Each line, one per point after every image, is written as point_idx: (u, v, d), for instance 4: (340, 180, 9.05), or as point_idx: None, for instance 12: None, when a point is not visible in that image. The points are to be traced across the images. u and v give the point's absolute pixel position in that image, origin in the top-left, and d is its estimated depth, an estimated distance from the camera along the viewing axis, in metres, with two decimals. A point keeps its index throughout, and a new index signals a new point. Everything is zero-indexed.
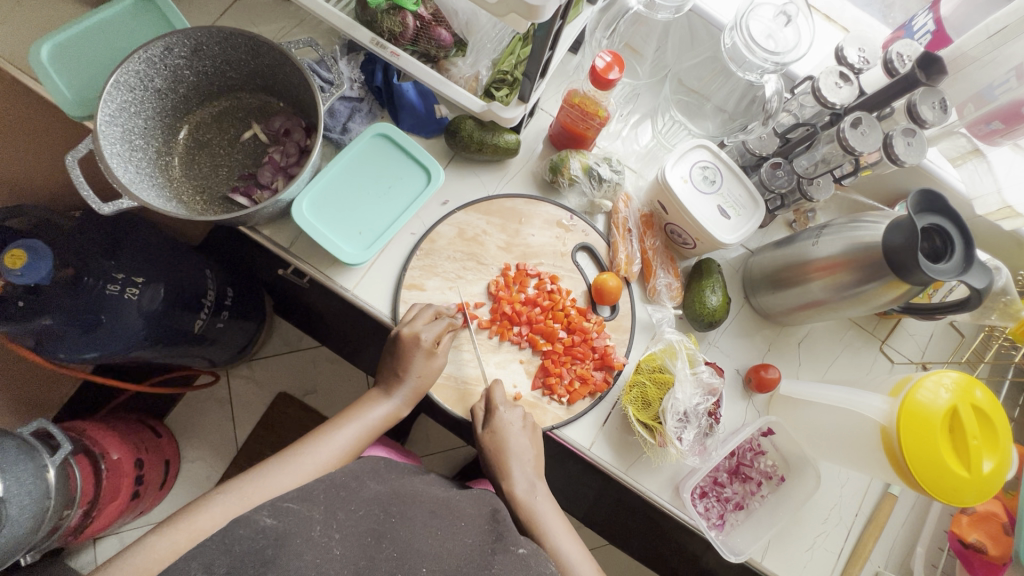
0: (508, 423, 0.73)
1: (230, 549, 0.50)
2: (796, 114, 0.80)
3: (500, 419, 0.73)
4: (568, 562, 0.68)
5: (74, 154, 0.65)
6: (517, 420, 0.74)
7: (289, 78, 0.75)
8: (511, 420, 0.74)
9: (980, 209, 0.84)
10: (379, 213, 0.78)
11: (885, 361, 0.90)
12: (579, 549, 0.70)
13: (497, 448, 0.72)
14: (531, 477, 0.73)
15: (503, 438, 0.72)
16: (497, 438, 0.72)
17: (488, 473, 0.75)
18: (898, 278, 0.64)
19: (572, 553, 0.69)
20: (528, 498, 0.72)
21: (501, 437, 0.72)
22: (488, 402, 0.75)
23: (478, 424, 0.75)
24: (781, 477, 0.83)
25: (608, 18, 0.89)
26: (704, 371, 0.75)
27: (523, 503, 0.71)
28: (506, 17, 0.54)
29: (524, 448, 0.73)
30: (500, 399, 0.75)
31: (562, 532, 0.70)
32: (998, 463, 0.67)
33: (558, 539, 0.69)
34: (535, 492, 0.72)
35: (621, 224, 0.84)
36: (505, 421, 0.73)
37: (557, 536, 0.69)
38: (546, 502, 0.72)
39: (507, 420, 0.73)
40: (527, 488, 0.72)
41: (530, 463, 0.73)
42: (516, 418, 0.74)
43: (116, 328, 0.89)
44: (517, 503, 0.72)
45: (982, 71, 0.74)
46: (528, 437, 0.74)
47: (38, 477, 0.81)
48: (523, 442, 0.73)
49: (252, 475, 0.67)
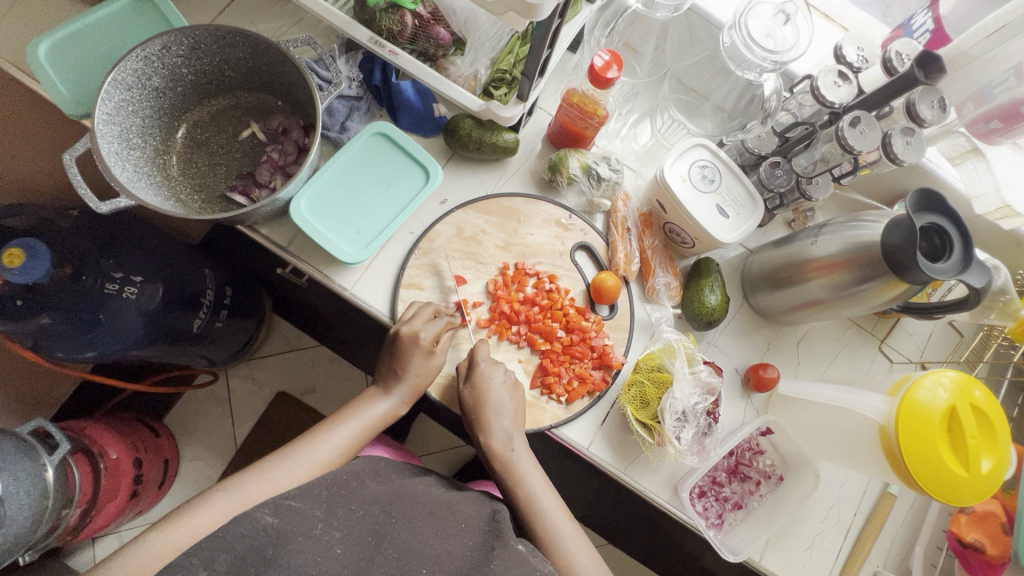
0: (488, 377, 0.74)
1: (231, 547, 0.51)
2: (796, 113, 0.80)
3: (480, 374, 0.74)
4: (540, 511, 0.70)
5: (71, 152, 0.64)
6: (498, 375, 0.75)
7: (288, 77, 0.75)
8: (492, 375, 0.74)
9: (980, 208, 0.83)
10: (377, 213, 0.78)
11: (884, 361, 0.90)
12: (553, 498, 0.72)
13: (476, 402, 0.72)
14: (509, 429, 0.73)
15: (483, 393, 0.73)
16: (477, 394, 0.73)
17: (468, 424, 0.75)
18: (897, 278, 0.64)
19: (546, 503, 0.71)
20: (505, 451, 0.73)
21: (481, 392, 0.72)
22: (472, 359, 0.76)
23: (461, 380, 0.76)
24: (780, 476, 0.83)
25: (607, 17, 0.89)
26: (703, 371, 0.75)
27: (499, 454, 0.72)
28: (505, 16, 0.54)
29: (505, 402, 0.73)
30: (483, 358, 0.76)
31: (537, 482, 0.72)
32: (997, 463, 0.67)
33: (533, 490, 0.71)
34: (514, 445, 0.73)
35: (620, 223, 0.84)
36: (486, 376, 0.74)
37: (532, 488, 0.71)
38: (524, 454, 0.73)
39: (487, 374, 0.74)
40: (505, 441, 0.73)
41: (509, 417, 0.73)
42: (497, 374, 0.75)
43: (114, 327, 0.88)
44: (494, 455, 0.73)
45: (982, 70, 0.74)
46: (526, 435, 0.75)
47: (37, 477, 0.81)
48: (503, 396, 0.73)
49: (251, 473, 0.67)
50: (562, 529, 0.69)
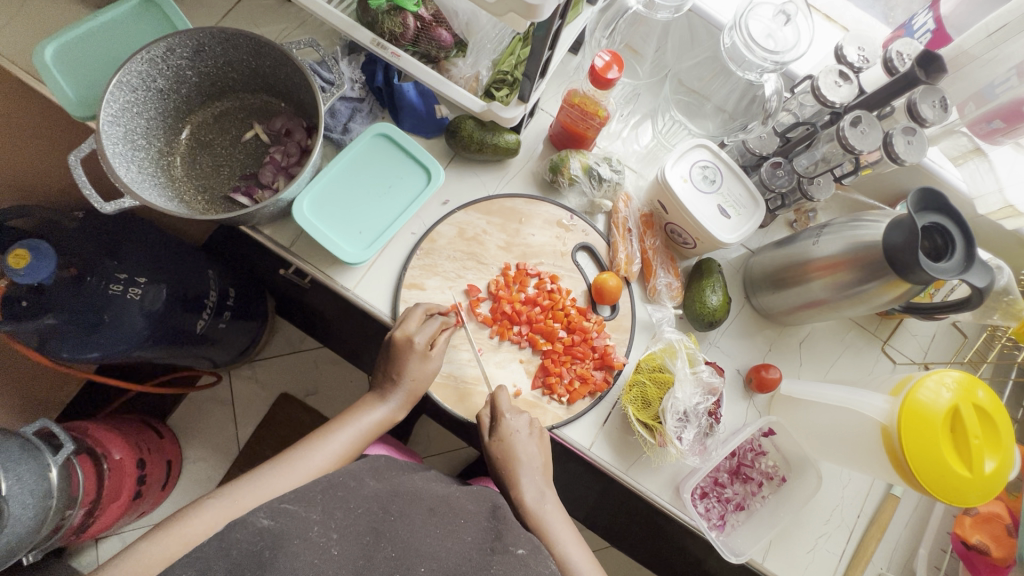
0: (515, 431, 0.73)
1: (228, 553, 0.50)
2: (797, 113, 0.81)
3: (507, 427, 0.73)
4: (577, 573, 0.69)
5: (77, 154, 0.65)
6: (523, 427, 0.74)
7: (291, 79, 0.76)
8: (518, 427, 0.73)
9: (981, 208, 0.83)
10: (379, 213, 0.79)
11: (887, 362, 0.90)
12: (587, 557, 0.72)
13: (506, 456, 0.72)
14: (540, 484, 0.74)
15: (512, 448, 0.72)
16: (506, 447, 0.72)
17: (497, 480, 0.76)
18: (899, 278, 0.63)
19: (565, 538, 0.72)
20: (539, 508, 0.73)
21: (510, 447, 0.72)
22: (494, 410, 0.74)
23: (484, 431, 0.74)
24: (783, 477, 0.82)
25: (607, 18, 0.89)
26: (704, 371, 0.75)
27: (532, 512, 0.72)
28: (505, 17, 0.54)
29: (534, 456, 0.73)
30: (505, 404, 0.74)
31: (571, 541, 0.71)
32: (1001, 463, 0.66)
33: (567, 547, 0.71)
34: (546, 502, 0.73)
35: (620, 224, 0.84)
36: (512, 429, 0.73)
37: (566, 548, 0.70)
38: (554, 509, 0.74)
39: (513, 427, 0.73)
40: (537, 497, 0.73)
41: (538, 470, 0.74)
42: (523, 426, 0.74)
43: (118, 328, 0.89)
44: (527, 513, 0.72)
45: (983, 70, 0.73)
46: (538, 448, 0.74)
47: (40, 477, 0.81)
48: (530, 449, 0.73)
49: (244, 481, 0.68)
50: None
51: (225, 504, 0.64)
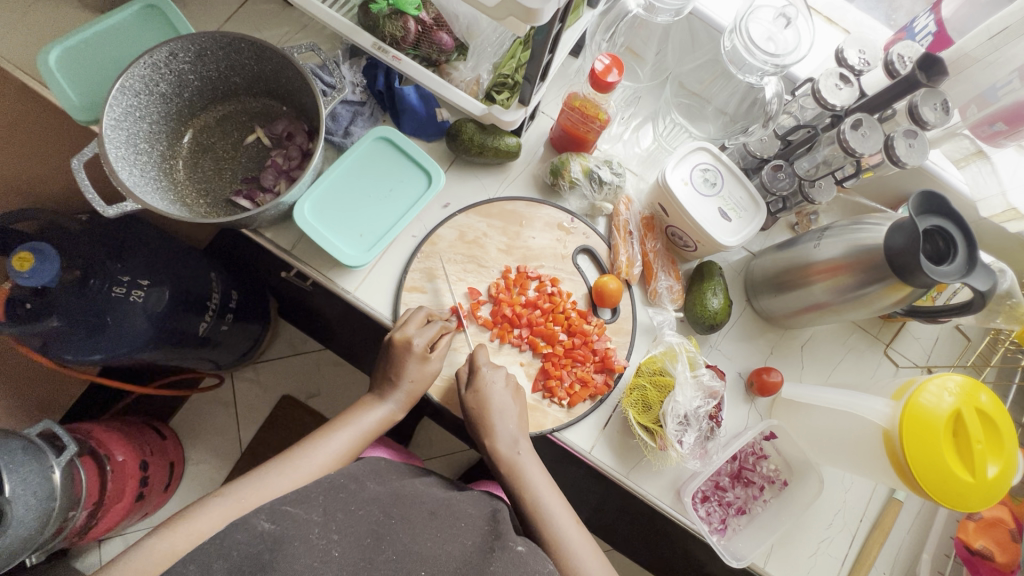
0: (491, 382, 0.73)
1: (228, 554, 0.51)
2: (797, 115, 0.80)
3: (482, 378, 0.73)
4: (550, 518, 0.69)
5: (79, 158, 0.65)
6: (500, 379, 0.74)
7: (292, 83, 0.76)
8: (494, 379, 0.74)
9: (985, 211, 0.83)
10: (379, 217, 0.79)
11: (889, 365, 0.89)
12: (562, 506, 0.71)
13: (480, 406, 0.71)
14: (514, 433, 0.73)
15: (486, 397, 0.72)
16: (480, 398, 0.72)
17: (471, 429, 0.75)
18: (901, 281, 0.63)
19: (537, 480, 0.71)
20: (512, 455, 0.72)
21: (484, 395, 0.72)
22: (472, 364, 0.75)
23: (462, 385, 0.75)
24: (784, 481, 0.82)
25: (608, 21, 0.89)
26: (705, 374, 0.75)
27: (505, 458, 0.72)
28: (505, 21, 0.54)
29: (508, 405, 0.73)
30: (483, 361, 0.75)
31: (544, 485, 0.71)
32: (1003, 467, 0.66)
33: (540, 494, 0.70)
34: (519, 448, 0.73)
35: (621, 227, 0.84)
36: (488, 380, 0.73)
37: (539, 494, 0.70)
38: (529, 457, 0.73)
39: (489, 379, 0.73)
40: (511, 445, 0.73)
41: (513, 420, 0.73)
42: (499, 378, 0.74)
43: (121, 330, 0.90)
44: (500, 460, 0.72)
45: (985, 72, 0.73)
46: (512, 397, 0.74)
47: (44, 478, 0.82)
48: (505, 399, 0.73)
49: (247, 479, 0.67)
50: (571, 538, 0.68)
51: (225, 503, 0.64)
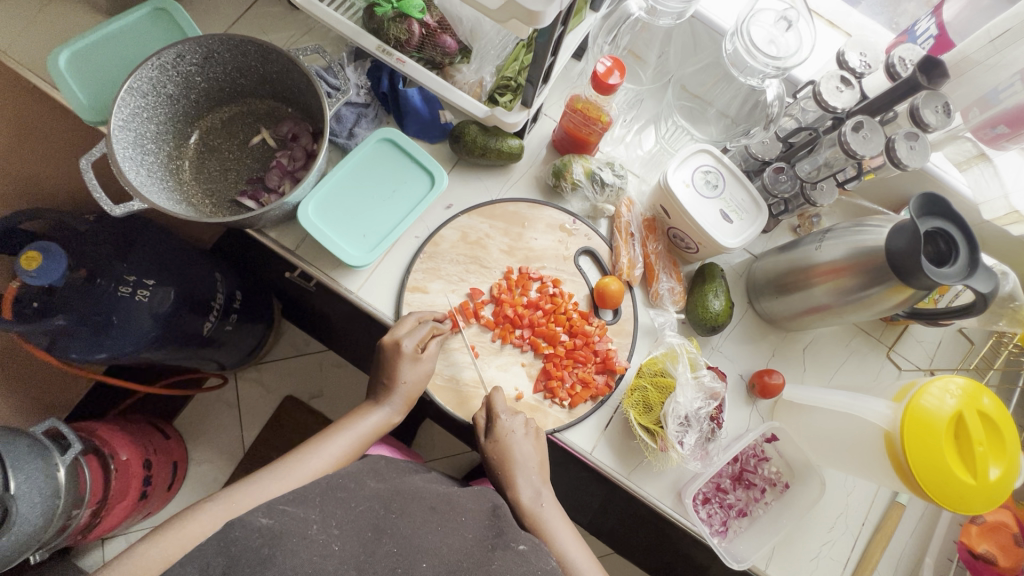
0: (509, 431, 0.73)
1: (226, 549, 0.51)
2: (799, 118, 0.81)
3: (501, 427, 0.73)
4: (576, 570, 0.69)
5: (88, 157, 0.66)
6: (519, 427, 0.74)
7: (297, 83, 0.77)
8: (513, 427, 0.73)
9: (987, 213, 0.83)
10: (383, 217, 0.79)
11: (892, 368, 0.89)
12: (586, 555, 0.71)
13: (501, 456, 0.72)
14: (537, 484, 0.73)
15: (507, 447, 0.72)
16: (501, 448, 0.72)
17: (494, 480, 0.75)
18: (902, 283, 0.63)
19: (559, 531, 0.71)
20: (534, 507, 0.72)
21: (505, 447, 0.72)
22: (489, 410, 0.74)
23: (481, 433, 0.74)
24: (786, 484, 0.82)
25: (610, 24, 0.89)
26: (706, 376, 0.75)
27: (528, 511, 0.72)
28: (507, 24, 0.55)
29: (529, 455, 0.73)
30: (502, 411, 0.74)
31: (569, 538, 0.71)
32: (1006, 470, 0.65)
33: (565, 545, 0.70)
34: (542, 500, 0.73)
35: (623, 228, 0.84)
36: (507, 429, 0.73)
37: (564, 546, 0.70)
38: (551, 508, 0.73)
39: (507, 428, 0.73)
40: (534, 496, 0.73)
41: (535, 470, 0.73)
42: (518, 426, 0.74)
43: (126, 329, 0.91)
44: (523, 511, 0.72)
45: (987, 75, 0.72)
46: (533, 447, 0.74)
47: (48, 477, 0.83)
48: (526, 449, 0.73)
49: (241, 484, 0.68)
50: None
51: (224, 504, 0.65)
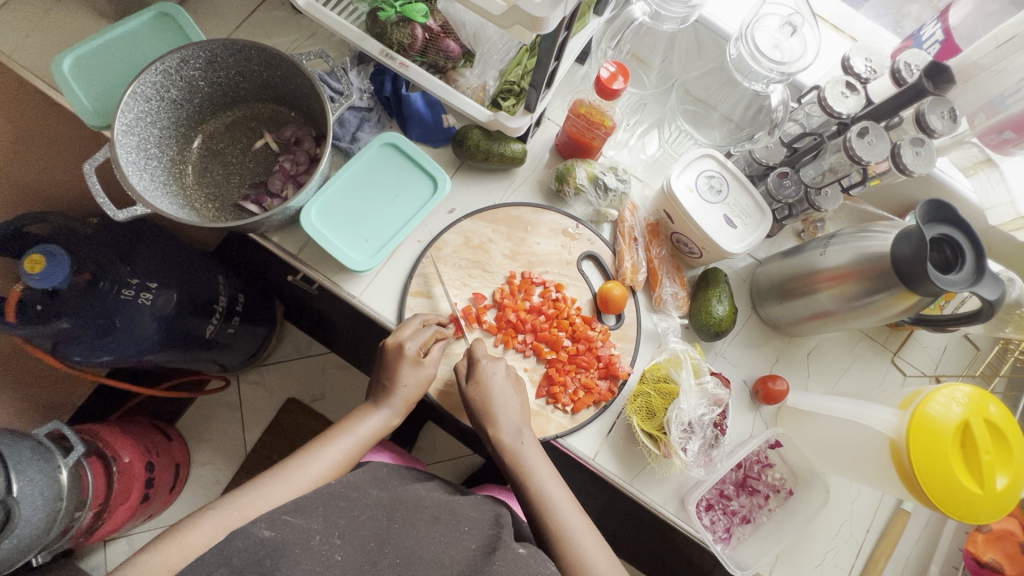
0: (491, 373, 0.73)
1: (229, 561, 0.51)
2: (803, 123, 0.81)
3: (483, 370, 0.74)
4: (554, 509, 0.68)
5: (91, 162, 0.66)
6: (500, 371, 0.74)
7: (301, 89, 0.77)
8: (495, 370, 0.74)
9: (993, 219, 0.82)
10: (386, 222, 0.79)
11: (897, 374, 0.89)
12: (566, 496, 0.70)
13: (482, 398, 0.72)
14: (518, 423, 0.73)
15: (487, 389, 0.72)
16: (482, 390, 0.72)
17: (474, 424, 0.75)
18: (908, 290, 0.63)
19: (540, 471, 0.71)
20: (515, 445, 0.72)
21: (484, 387, 0.72)
22: (471, 357, 0.75)
23: (462, 378, 0.75)
24: (790, 490, 0.81)
25: (614, 29, 0.88)
26: (710, 382, 0.75)
27: (508, 448, 0.71)
28: (511, 29, 0.55)
29: (510, 397, 0.73)
30: (483, 355, 0.75)
31: (549, 477, 0.71)
32: (1013, 479, 0.65)
33: (545, 483, 0.70)
34: (523, 439, 0.72)
35: (627, 233, 0.84)
36: (488, 372, 0.74)
37: (545, 486, 0.70)
38: (532, 448, 0.72)
39: (490, 371, 0.74)
40: (514, 434, 0.72)
41: (516, 411, 0.73)
42: (500, 369, 0.74)
43: (130, 332, 0.91)
44: (503, 449, 0.71)
45: (993, 81, 0.72)
46: (513, 389, 0.74)
47: (51, 479, 0.83)
48: (506, 390, 0.73)
49: (243, 490, 0.67)
50: (574, 526, 0.68)
51: (226, 511, 0.64)
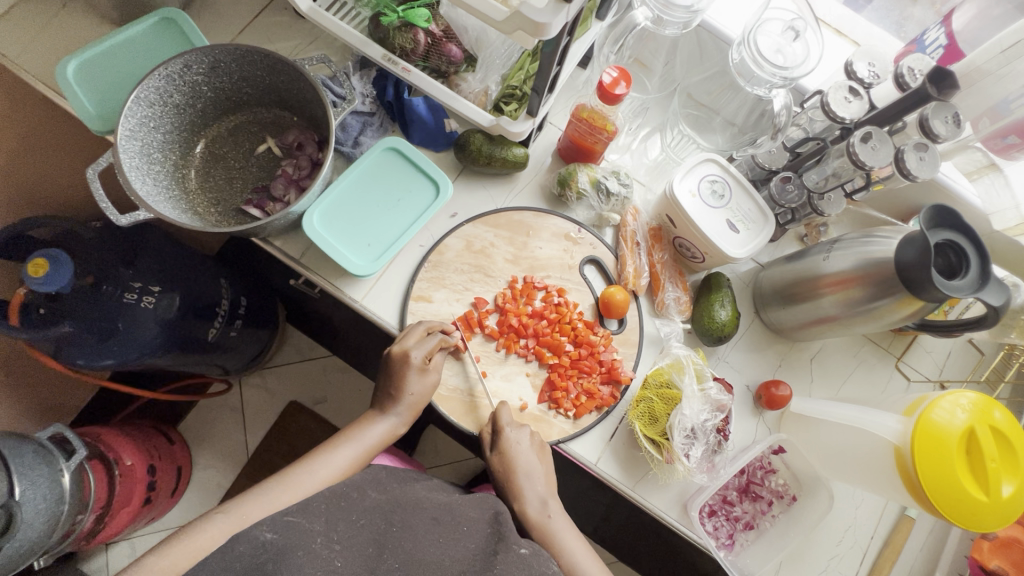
0: (514, 442, 0.72)
1: (231, 565, 0.51)
2: (807, 128, 0.79)
3: (507, 439, 0.72)
4: None
5: (95, 167, 0.66)
6: (524, 438, 0.73)
7: (303, 94, 0.77)
8: (518, 439, 0.73)
9: (997, 223, 0.82)
10: (387, 226, 0.79)
11: (901, 379, 0.88)
12: (596, 565, 0.71)
13: (506, 469, 0.71)
14: (543, 494, 0.73)
15: (512, 459, 0.71)
16: (506, 460, 0.72)
17: (500, 492, 0.75)
18: (913, 295, 0.63)
19: (569, 542, 0.71)
20: (542, 518, 0.72)
21: (509, 455, 0.71)
22: (495, 424, 0.74)
23: (486, 445, 0.74)
24: (793, 497, 0.81)
25: (616, 34, 0.88)
26: (713, 388, 0.74)
27: (536, 523, 0.71)
28: (514, 34, 0.55)
29: (534, 465, 0.72)
30: (508, 421, 0.74)
31: (579, 549, 0.71)
32: (1019, 487, 0.64)
33: (576, 557, 0.70)
34: (549, 510, 0.73)
35: (629, 237, 0.84)
36: (513, 441, 0.72)
37: (576, 558, 0.70)
38: (560, 519, 0.73)
39: (513, 439, 0.72)
40: (540, 507, 0.73)
41: (541, 481, 0.73)
42: (524, 437, 0.73)
43: (131, 337, 0.90)
44: (531, 524, 0.72)
45: (996, 85, 0.72)
46: (538, 457, 0.73)
47: (54, 482, 0.83)
48: (531, 460, 0.72)
49: (249, 495, 0.67)
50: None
51: (228, 514, 0.65)
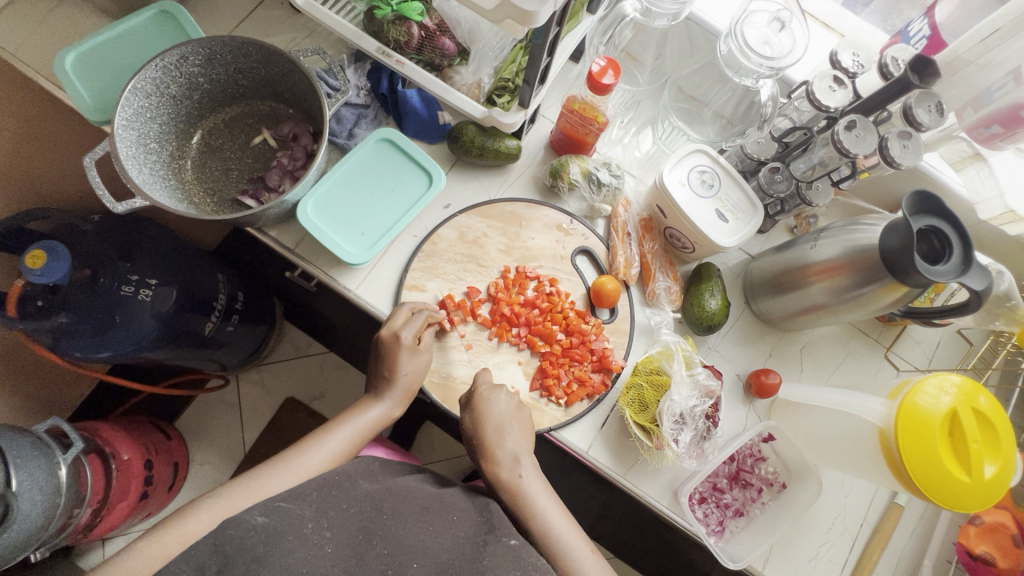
0: (490, 398, 0.73)
1: (220, 549, 0.51)
2: (794, 118, 0.82)
3: (483, 396, 0.73)
4: (560, 544, 0.66)
5: (91, 155, 0.67)
6: (501, 398, 0.74)
7: (299, 86, 0.78)
8: (494, 397, 0.73)
9: (982, 213, 0.83)
10: (382, 215, 0.80)
11: (890, 368, 0.89)
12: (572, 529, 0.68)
13: (477, 424, 0.72)
14: (518, 453, 0.71)
15: (483, 417, 0.72)
16: (478, 417, 0.72)
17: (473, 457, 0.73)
18: (897, 281, 0.63)
19: (543, 504, 0.68)
20: (513, 477, 0.69)
21: (481, 412, 0.72)
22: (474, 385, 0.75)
23: (463, 407, 0.75)
24: (783, 484, 0.81)
25: (606, 26, 0.90)
26: (702, 373, 0.75)
27: (508, 483, 0.69)
28: (503, 23, 0.56)
29: (507, 422, 0.72)
30: (484, 384, 0.75)
31: (553, 511, 0.68)
32: (1001, 467, 0.65)
33: (550, 521, 0.67)
34: (521, 470, 0.70)
35: (620, 228, 0.85)
36: (488, 398, 0.73)
37: (550, 520, 0.67)
38: (533, 479, 0.70)
39: (489, 396, 0.73)
40: (512, 466, 0.70)
41: (515, 437, 0.71)
42: (501, 397, 0.74)
43: (129, 326, 0.91)
44: (503, 484, 0.69)
45: (979, 75, 0.73)
46: (513, 413, 0.73)
47: (51, 474, 0.83)
48: (506, 417, 0.73)
49: (240, 481, 0.67)
50: (586, 567, 0.65)
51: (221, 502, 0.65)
